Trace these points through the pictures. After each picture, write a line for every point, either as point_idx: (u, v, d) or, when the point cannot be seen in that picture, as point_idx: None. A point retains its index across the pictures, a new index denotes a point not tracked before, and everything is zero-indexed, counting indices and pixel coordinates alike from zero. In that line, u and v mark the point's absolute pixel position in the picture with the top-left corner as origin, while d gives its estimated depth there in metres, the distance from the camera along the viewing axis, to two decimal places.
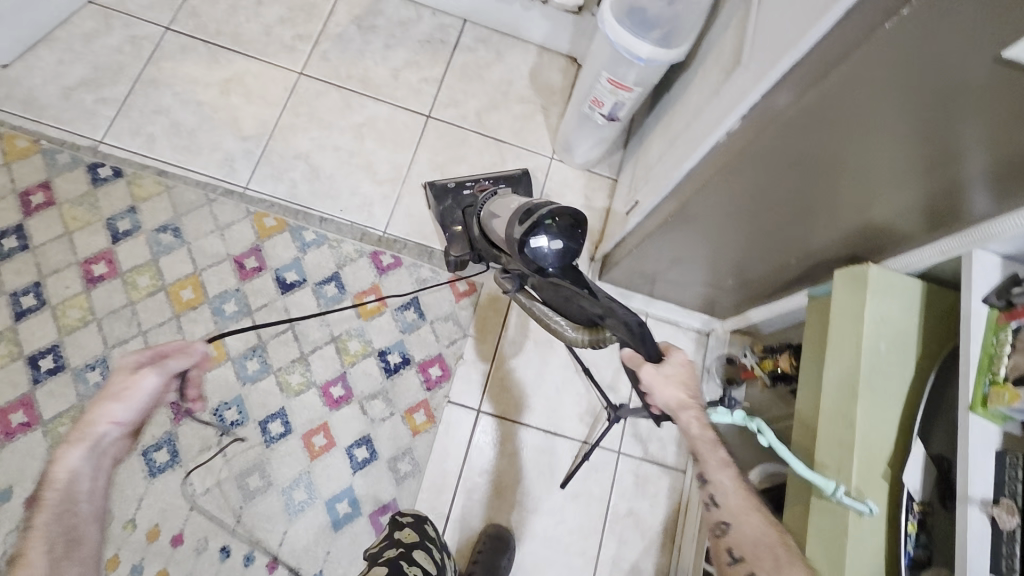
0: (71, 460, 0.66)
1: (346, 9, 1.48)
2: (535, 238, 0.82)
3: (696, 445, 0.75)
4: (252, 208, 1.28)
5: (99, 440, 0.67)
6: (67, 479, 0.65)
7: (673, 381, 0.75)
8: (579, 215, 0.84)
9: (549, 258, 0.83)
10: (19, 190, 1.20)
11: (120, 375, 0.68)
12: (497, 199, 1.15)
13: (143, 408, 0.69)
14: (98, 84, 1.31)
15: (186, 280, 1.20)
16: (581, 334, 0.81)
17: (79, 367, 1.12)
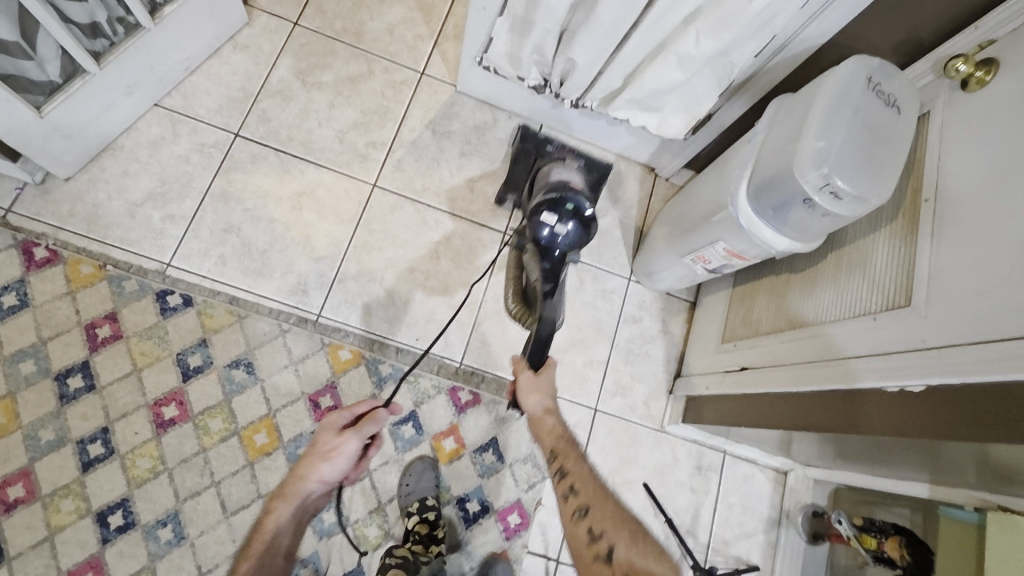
0: (282, 515, 0.89)
1: (420, 112, 1.40)
2: (549, 214, 1.01)
3: (554, 447, 0.94)
4: (327, 338, 1.22)
5: (304, 496, 0.90)
6: (277, 528, 0.87)
7: (539, 391, 0.98)
8: (590, 219, 1.02)
9: (553, 241, 1.02)
10: (84, 322, 1.13)
11: (331, 439, 0.91)
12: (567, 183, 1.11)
13: (342, 468, 0.91)
14: (165, 199, 1.23)
15: (259, 423, 1.15)
16: (518, 308, 1.26)
17: (150, 523, 1.07)
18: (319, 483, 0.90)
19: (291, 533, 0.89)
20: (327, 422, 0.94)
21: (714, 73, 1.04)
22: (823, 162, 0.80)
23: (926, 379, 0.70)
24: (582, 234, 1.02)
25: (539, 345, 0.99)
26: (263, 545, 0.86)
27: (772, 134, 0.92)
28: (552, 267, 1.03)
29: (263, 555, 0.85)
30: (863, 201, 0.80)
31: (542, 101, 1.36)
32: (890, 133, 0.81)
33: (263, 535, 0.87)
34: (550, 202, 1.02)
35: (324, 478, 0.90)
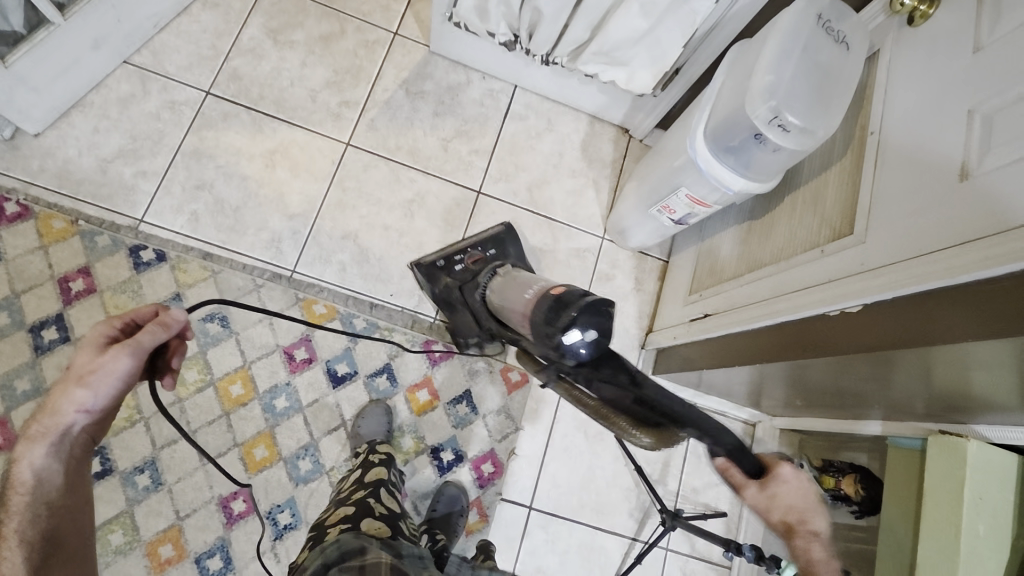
0: (35, 458, 0.65)
1: (393, 72, 1.41)
2: (568, 333, 0.75)
3: (786, 519, 0.71)
4: (301, 294, 1.24)
5: (65, 432, 0.67)
6: (37, 472, 0.65)
7: (795, 493, 0.71)
8: (604, 300, 0.79)
9: (581, 356, 0.74)
10: (57, 276, 1.14)
11: (90, 357, 0.68)
12: (503, 273, 1.18)
13: (113, 392, 0.68)
14: (136, 155, 1.23)
15: (235, 374, 1.16)
16: (649, 438, 0.65)
17: (127, 470, 1.09)
18: (82, 412, 0.68)
19: (64, 471, 0.67)
20: (91, 333, 0.71)
21: (676, 23, 1.05)
22: (773, 96, 0.81)
23: (861, 299, 0.72)
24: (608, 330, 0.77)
25: (744, 449, 0.69)
26: (27, 498, 0.64)
27: (729, 77, 0.93)
28: (613, 368, 0.71)
29: (30, 503, 0.64)
30: (811, 135, 0.81)
31: (514, 59, 1.37)
32: (838, 71, 0.83)
33: (21, 487, 0.64)
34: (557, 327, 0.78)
35: (87, 406, 0.68)
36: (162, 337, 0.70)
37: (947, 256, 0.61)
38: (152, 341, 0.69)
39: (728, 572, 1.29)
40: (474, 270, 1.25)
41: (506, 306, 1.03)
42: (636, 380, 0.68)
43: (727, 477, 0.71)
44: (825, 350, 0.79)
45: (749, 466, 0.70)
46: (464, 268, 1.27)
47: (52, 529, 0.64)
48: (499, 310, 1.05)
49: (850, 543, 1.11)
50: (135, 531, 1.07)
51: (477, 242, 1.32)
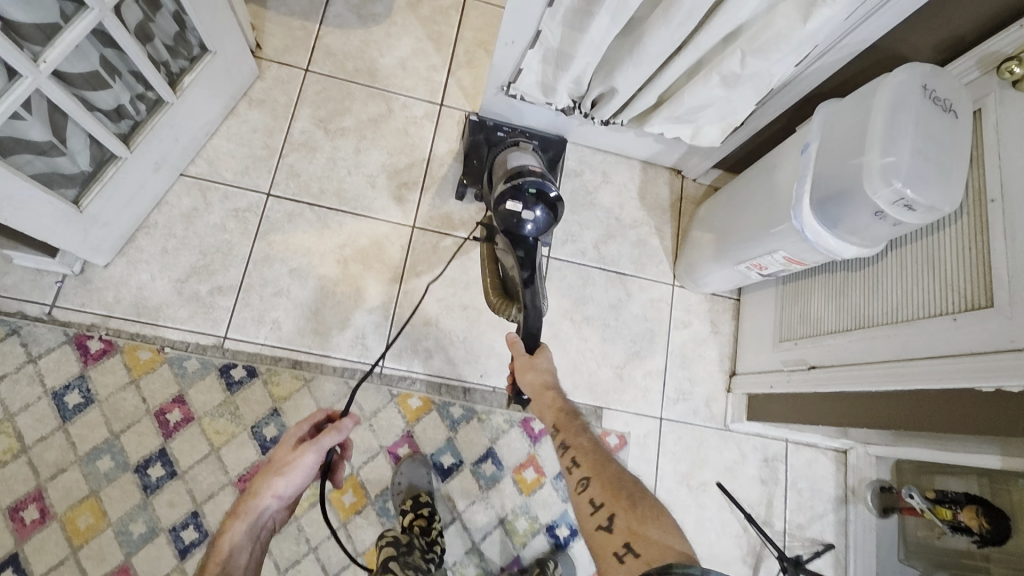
0: (234, 535, 0.73)
1: (446, 146, 1.38)
2: (513, 201, 0.97)
3: (557, 420, 0.91)
4: (394, 388, 1.22)
5: (259, 515, 0.75)
6: (230, 549, 0.72)
7: (540, 370, 0.94)
8: (559, 200, 0.99)
9: (524, 231, 0.96)
10: (153, 409, 1.12)
11: (288, 449, 0.78)
12: (520, 149, 1.21)
13: (301, 483, 0.76)
14: (210, 271, 1.20)
15: (345, 482, 1.16)
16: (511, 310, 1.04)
17: None
18: (272, 500, 0.75)
19: (249, 555, 0.74)
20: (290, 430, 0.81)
21: (754, 87, 1.04)
22: (897, 176, 0.81)
23: (1022, 380, 0.73)
24: (548, 217, 0.98)
25: (536, 333, 0.94)
26: (217, 572, 0.70)
27: (829, 149, 0.93)
28: (526, 252, 0.96)
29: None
30: (938, 210, 0.81)
31: (568, 120, 1.36)
32: (953, 140, 0.83)
33: (217, 562, 0.71)
34: (512, 188, 0.98)
35: (278, 493, 0.75)
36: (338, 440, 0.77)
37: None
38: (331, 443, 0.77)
39: None
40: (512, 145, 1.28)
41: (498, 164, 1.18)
42: (529, 279, 0.94)
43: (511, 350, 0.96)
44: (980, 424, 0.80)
45: (527, 341, 0.95)
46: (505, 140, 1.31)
47: None
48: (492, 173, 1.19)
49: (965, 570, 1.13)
50: None
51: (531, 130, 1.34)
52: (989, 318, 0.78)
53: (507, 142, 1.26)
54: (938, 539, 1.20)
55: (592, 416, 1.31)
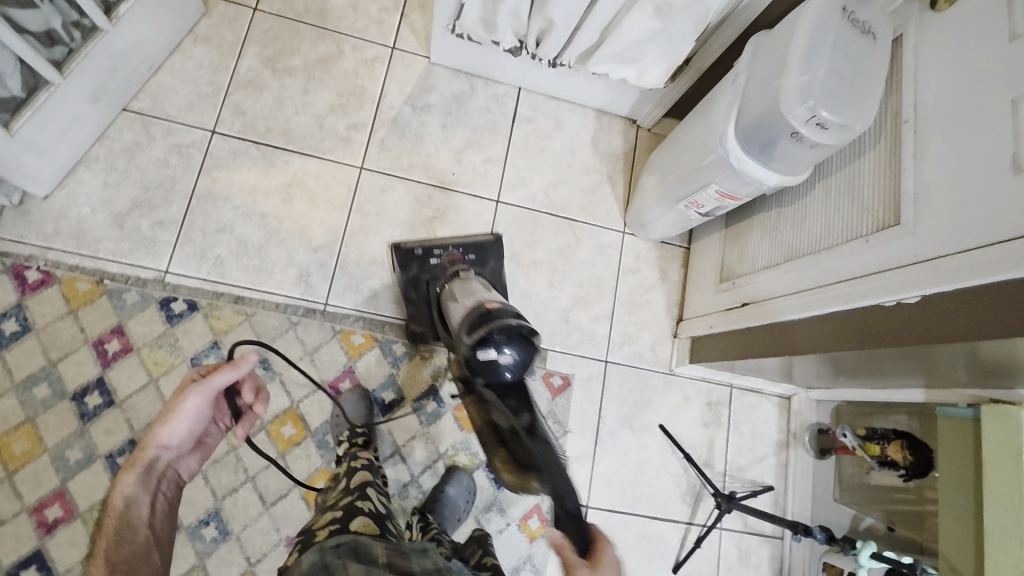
0: (126, 485, 0.79)
1: (396, 89, 1.37)
2: (485, 350, 0.87)
3: None
4: (337, 326, 1.23)
5: (151, 464, 0.81)
6: (125, 500, 0.78)
7: None
8: (532, 331, 0.90)
9: (501, 376, 0.88)
10: (91, 339, 1.12)
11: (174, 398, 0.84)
12: (461, 279, 1.12)
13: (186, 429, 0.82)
14: (152, 205, 1.20)
15: (285, 415, 1.17)
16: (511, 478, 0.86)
17: (193, 523, 1.09)
18: (162, 449, 0.82)
19: (149, 501, 0.80)
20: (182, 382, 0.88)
21: (690, 17, 1.04)
22: (808, 96, 0.83)
23: (920, 290, 0.75)
24: (525, 353, 0.89)
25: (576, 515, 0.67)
26: (116, 520, 0.76)
27: (754, 74, 0.94)
28: (516, 400, 0.89)
29: (122, 526, 0.76)
30: (848, 130, 0.84)
31: (518, 63, 1.35)
32: (870, 62, 0.84)
33: (116, 512, 0.77)
34: (478, 340, 0.89)
35: (164, 441, 0.82)
36: (230, 377, 0.82)
37: (1003, 250, 0.64)
38: (222, 381, 0.82)
39: (781, 542, 1.35)
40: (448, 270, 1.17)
41: (450, 312, 1.05)
42: (530, 429, 0.84)
43: (554, 544, 0.76)
44: (885, 340, 0.82)
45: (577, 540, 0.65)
46: (439, 266, 1.19)
47: (128, 549, 0.73)
48: (444, 315, 1.09)
49: (897, 504, 1.19)
50: None
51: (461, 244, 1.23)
52: (894, 235, 0.80)
53: (445, 277, 1.15)
54: (867, 475, 1.26)
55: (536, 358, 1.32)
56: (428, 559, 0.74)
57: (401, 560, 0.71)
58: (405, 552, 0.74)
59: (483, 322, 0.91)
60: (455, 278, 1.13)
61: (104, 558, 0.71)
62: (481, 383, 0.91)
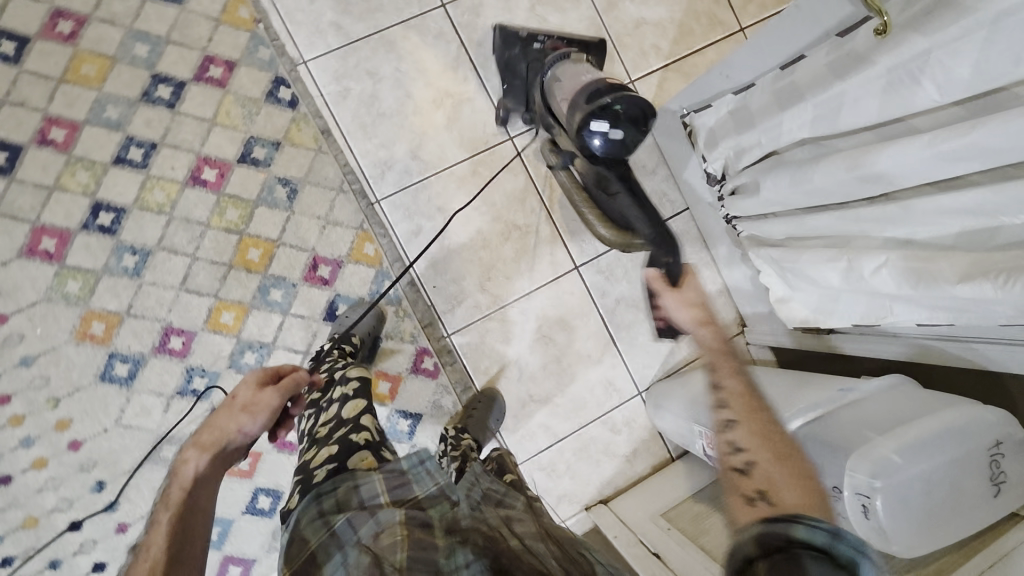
0: (200, 463, 0.73)
1: None
2: (598, 121, 0.90)
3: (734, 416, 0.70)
4: (367, 224, 1.20)
5: (227, 445, 0.76)
6: (196, 474, 0.71)
7: (692, 306, 0.77)
8: (645, 110, 0.91)
9: (594, 147, 0.92)
10: (207, 52, 1.15)
11: (253, 394, 0.81)
12: (573, 62, 1.11)
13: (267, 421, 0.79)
14: (346, 8, 1.20)
15: (262, 242, 1.15)
16: (613, 236, 1.10)
17: (124, 243, 1.10)
18: (241, 433, 0.77)
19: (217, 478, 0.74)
20: (247, 376, 0.84)
21: (868, 306, 0.92)
22: (884, 475, 0.68)
23: None
24: (637, 134, 0.92)
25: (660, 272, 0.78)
26: (185, 493, 0.69)
27: (863, 407, 0.81)
28: (608, 166, 0.98)
29: (183, 497, 0.69)
30: (883, 539, 0.69)
31: (703, 190, 1.25)
32: (963, 507, 0.69)
33: (182, 483, 0.71)
34: (596, 108, 0.90)
35: (246, 428, 0.77)
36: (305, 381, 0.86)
37: None
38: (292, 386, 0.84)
39: None
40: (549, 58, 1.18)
41: (557, 96, 1.06)
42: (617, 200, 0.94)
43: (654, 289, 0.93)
44: None
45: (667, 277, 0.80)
46: (541, 50, 1.18)
47: (188, 527, 0.65)
48: (551, 95, 1.09)
49: None
50: (88, 293, 1.08)
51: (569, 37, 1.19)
52: None
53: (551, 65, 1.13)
54: None
55: None
56: (428, 479, 0.77)
57: (404, 494, 0.72)
58: (405, 479, 0.76)
59: (601, 96, 0.92)
60: (562, 62, 1.12)
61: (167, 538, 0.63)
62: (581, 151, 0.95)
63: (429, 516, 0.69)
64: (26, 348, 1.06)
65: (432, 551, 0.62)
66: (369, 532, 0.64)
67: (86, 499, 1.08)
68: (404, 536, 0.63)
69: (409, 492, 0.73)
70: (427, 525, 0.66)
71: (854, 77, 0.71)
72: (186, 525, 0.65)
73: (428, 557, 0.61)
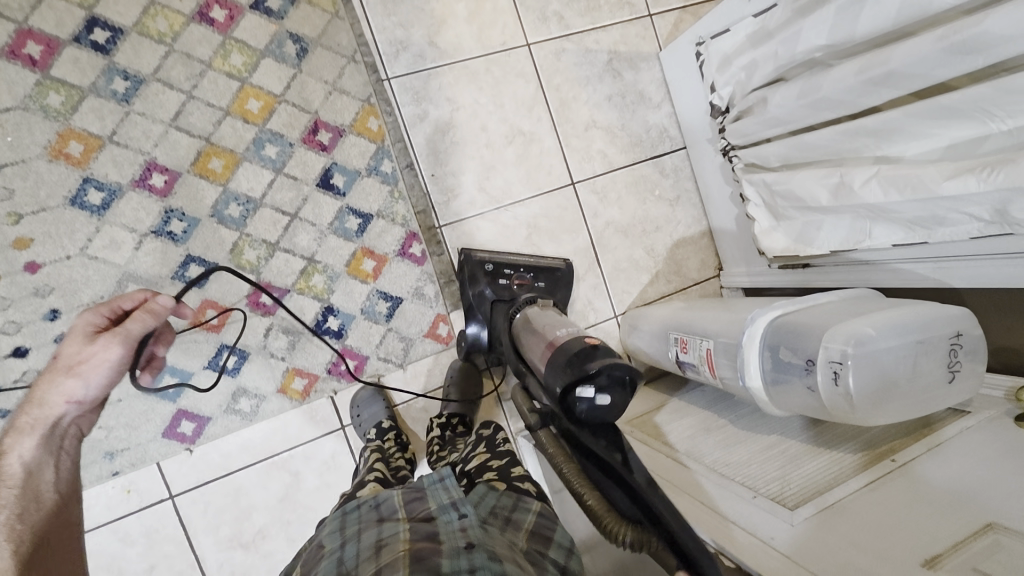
0: (23, 448, 0.72)
1: (616, 36, 1.33)
2: (585, 386, 0.78)
3: None
4: (373, 99, 1.17)
5: (53, 422, 0.75)
6: (25, 464, 0.71)
7: None
8: (637, 376, 0.78)
9: (579, 411, 0.79)
10: None
11: (79, 349, 0.77)
12: (540, 309, 1.07)
13: (99, 383, 0.77)
14: None
15: (263, 94, 1.11)
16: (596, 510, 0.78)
17: (117, 66, 1.04)
18: (72, 403, 0.76)
19: (54, 462, 0.73)
20: (79, 322, 0.80)
21: (850, 226, 0.97)
22: (856, 345, 0.74)
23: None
24: (626, 398, 0.79)
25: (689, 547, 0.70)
26: (17, 487, 0.69)
27: (839, 304, 0.87)
28: (610, 442, 0.82)
29: (24, 491, 0.69)
30: (848, 406, 0.76)
31: (705, 125, 1.29)
32: (921, 387, 0.76)
33: (11, 477, 0.70)
34: (581, 375, 0.78)
35: (74, 396, 0.76)
36: (147, 327, 0.80)
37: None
38: (137, 331, 0.79)
39: None
40: (515, 296, 1.12)
41: (530, 347, 0.97)
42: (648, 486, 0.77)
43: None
44: None
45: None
46: (506, 287, 1.12)
47: (38, 525, 0.67)
48: (523, 348, 1.00)
49: None
50: (70, 111, 1.02)
51: (533, 265, 1.16)
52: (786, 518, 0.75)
53: (518, 307, 1.10)
54: None
55: (452, 298, 1.22)
56: (443, 493, 0.78)
57: (417, 508, 0.74)
58: (420, 494, 0.79)
59: (581, 360, 0.80)
60: (529, 305, 1.09)
61: (13, 539, 0.63)
62: (568, 421, 0.82)
63: (438, 525, 0.69)
64: None
65: (434, 554, 0.62)
66: (376, 540, 0.66)
67: (36, 326, 1.01)
68: (408, 551, 0.62)
69: (421, 504, 0.76)
70: (433, 535, 0.67)
71: None
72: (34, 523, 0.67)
73: (430, 558, 0.61)
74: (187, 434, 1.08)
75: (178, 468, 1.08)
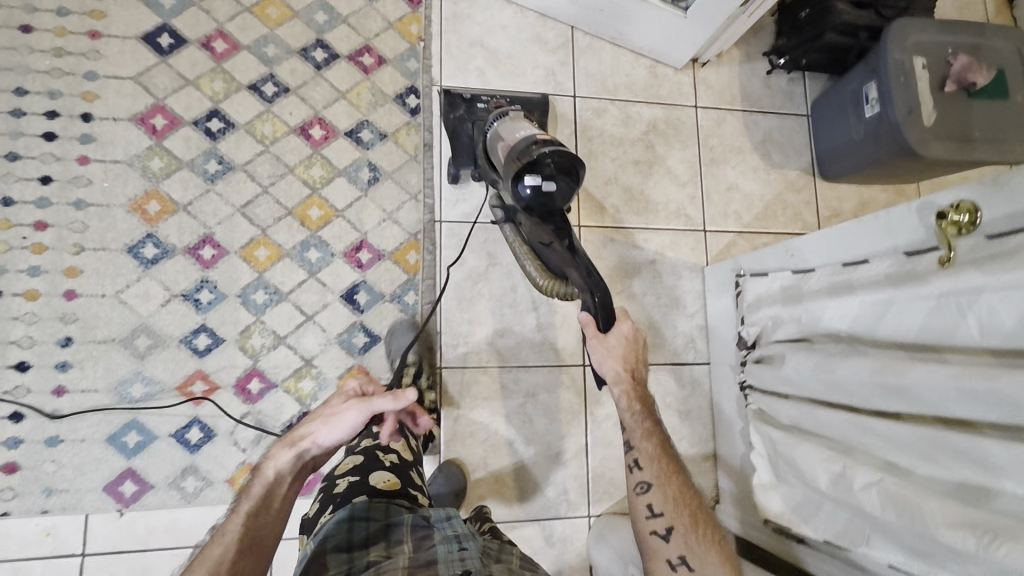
0: (276, 465, 0.72)
1: (664, 241, 1.38)
2: (530, 175, 0.90)
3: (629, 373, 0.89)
4: (420, 235, 1.25)
5: (301, 454, 0.73)
6: (275, 474, 0.72)
7: (611, 357, 0.89)
8: (575, 158, 0.91)
9: (525, 195, 0.91)
10: (369, 43, 1.31)
11: (334, 403, 0.77)
12: (512, 118, 1.12)
13: (337, 438, 0.74)
14: (495, 63, 1.35)
15: (326, 206, 1.22)
16: (546, 281, 1.03)
17: (217, 151, 1.19)
18: (313, 446, 0.73)
19: (292, 485, 0.73)
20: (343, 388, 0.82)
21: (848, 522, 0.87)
22: None
23: None
24: (568, 186, 0.92)
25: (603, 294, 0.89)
26: (258, 493, 0.71)
27: None
28: (558, 227, 0.95)
29: (261, 502, 0.70)
30: None
31: (731, 350, 1.26)
32: None
33: (264, 480, 0.72)
34: (527, 163, 0.90)
35: (315, 441, 0.73)
36: (390, 405, 0.74)
37: None
38: (381, 404, 0.74)
39: None
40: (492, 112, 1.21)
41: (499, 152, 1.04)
42: (571, 248, 0.94)
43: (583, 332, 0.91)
44: None
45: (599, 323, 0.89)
46: (485, 110, 1.23)
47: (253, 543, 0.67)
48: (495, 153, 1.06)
49: None
50: (163, 176, 1.16)
51: (506, 98, 1.29)
52: None
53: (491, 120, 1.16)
54: None
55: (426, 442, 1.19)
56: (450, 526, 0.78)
57: (421, 540, 0.75)
58: (428, 530, 0.78)
59: (527, 152, 0.91)
60: (502, 114, 1.14)
61: (223, 555, 0.65)
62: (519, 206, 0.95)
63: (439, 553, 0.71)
64: (86, 195, 1.13)
65: None
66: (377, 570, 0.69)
67: (47, 347, 1.08)
68: None
69: (424, 538, 0.76)
70: (432, 562, 0.69)
71: (904, 288, 0.76)
72: (256, 530, 0.68)
73: None
74: (124, 496, 1.06)
75: (101, 527, 1.05)
